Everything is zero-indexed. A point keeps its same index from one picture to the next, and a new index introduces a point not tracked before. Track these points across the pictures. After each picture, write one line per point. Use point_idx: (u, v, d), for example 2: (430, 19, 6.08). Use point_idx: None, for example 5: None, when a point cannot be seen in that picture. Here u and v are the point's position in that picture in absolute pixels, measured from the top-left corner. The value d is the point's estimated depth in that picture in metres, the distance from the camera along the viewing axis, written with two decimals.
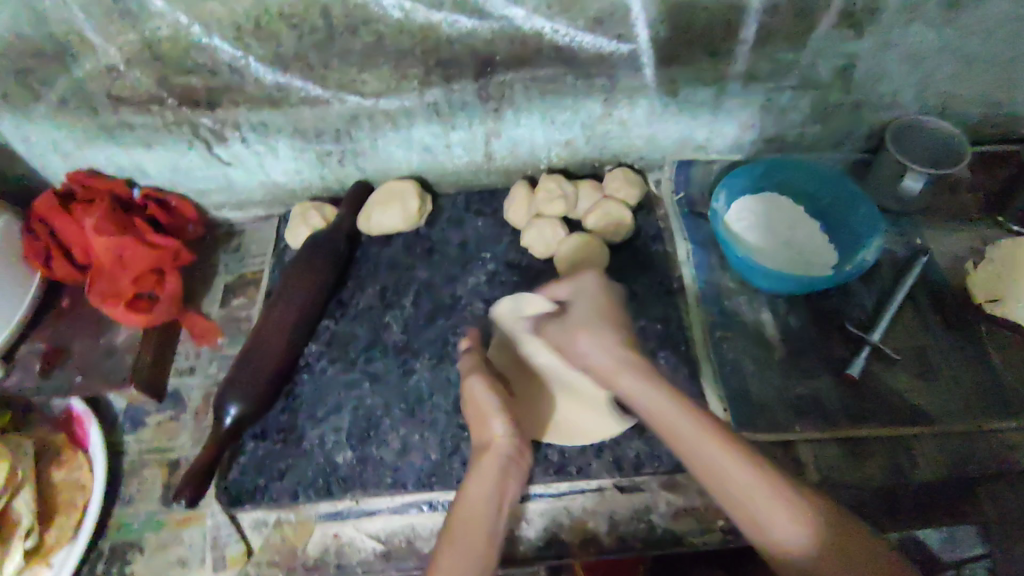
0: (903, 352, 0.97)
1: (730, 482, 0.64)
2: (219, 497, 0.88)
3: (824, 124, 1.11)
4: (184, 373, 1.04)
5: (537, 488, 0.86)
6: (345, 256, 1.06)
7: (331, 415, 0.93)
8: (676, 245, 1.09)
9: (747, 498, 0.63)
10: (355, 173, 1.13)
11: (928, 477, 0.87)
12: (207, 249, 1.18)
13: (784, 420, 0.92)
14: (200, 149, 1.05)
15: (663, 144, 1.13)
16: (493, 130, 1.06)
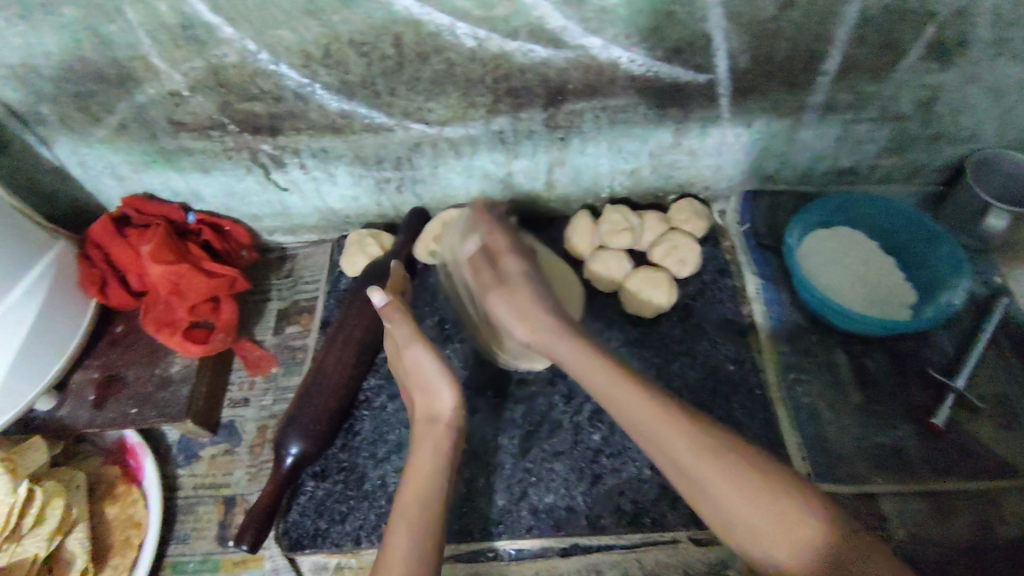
0: (988, 401, 0.93)
1: (700, 472, 0.65)
2: (279, 541, 0.85)
3: (900, 157, 1.07)
4: (238, 404, 1.02)
5: (608, 539, 0.84)
6: (404, 287, 1.02)
7: (393, 455, 0.90)
8: (744, 280, 1.05)
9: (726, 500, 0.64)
10: (412, 199, 1.10)
11: (1018, 534, 0.83)
12: (259, 274, 1.16)
13: (864, 472, 0.88)
14: (258, 174, 1.02)
15: (731, 174, 1.09)
16: (558, 159, 1.03)
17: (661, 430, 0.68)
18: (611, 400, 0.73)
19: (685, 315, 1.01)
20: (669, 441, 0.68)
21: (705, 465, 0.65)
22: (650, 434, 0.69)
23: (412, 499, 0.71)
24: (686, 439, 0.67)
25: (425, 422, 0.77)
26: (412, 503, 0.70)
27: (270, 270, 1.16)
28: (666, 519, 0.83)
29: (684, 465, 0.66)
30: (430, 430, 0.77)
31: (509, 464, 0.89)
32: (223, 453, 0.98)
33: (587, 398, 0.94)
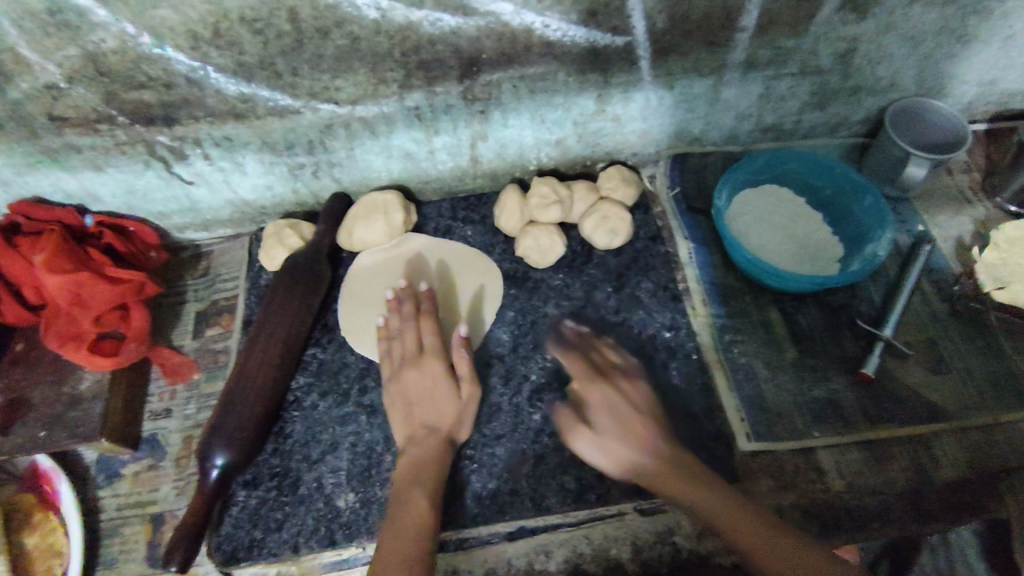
0: (915, 346, 0.95)
1: (801, 569, 0.65)
2: (212, 556, 0.81)
3: (821, 110, 1.07)
4: (159, 416, 0.96)
5: (554, 519, 0.83)
6: (328, 278, 0.98)
7: (328, 455, 0.87)
8: (677, 245, 1.04)
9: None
10: (331, 185, 1.04)
11: (951, 476, 0.85)
12: (173, 275, 1.09)
13: (802, 427, 0.89)
14: (158, 169, 0.95)
15: (657, 137, 1.07)
16: (479, 133, 0.99)
17: (759, 534, 0.68)
18: (690, 506, 0.72)
19: (619, 286, 1.00)
20: (765, 542, 0.68)
21: (824, 560, 0.65)
22: (745, 535, 0.68)
23: (409, 529, 0.72)
24: (782, 539, 0.68)
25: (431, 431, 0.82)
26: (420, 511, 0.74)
27: (185, 270, 1.09)
28: (610, 494, 0.83)
29: (785, 563, 0.66)
30: (434, 440, 0.81)
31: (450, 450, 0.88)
32: (146, 469, 0.93)
33: (526, 378, 0.92)
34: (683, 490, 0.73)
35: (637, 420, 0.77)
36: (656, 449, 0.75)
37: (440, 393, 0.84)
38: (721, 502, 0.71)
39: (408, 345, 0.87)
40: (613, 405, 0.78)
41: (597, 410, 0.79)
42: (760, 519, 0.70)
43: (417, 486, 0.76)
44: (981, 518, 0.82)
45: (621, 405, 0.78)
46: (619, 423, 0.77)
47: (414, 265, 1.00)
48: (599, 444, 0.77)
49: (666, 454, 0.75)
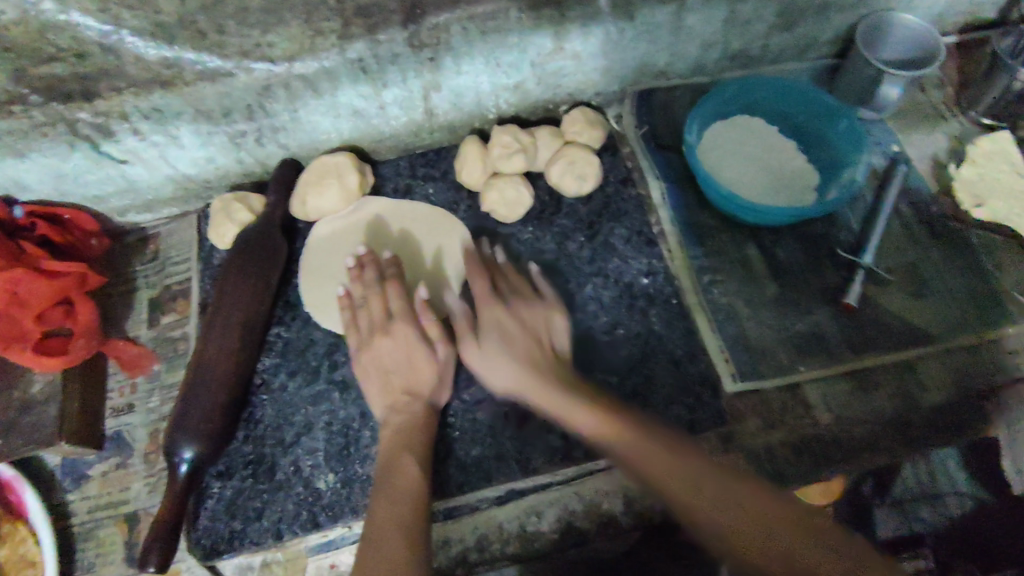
0: (896, 271, 0.93)
1: (752, 530, 0.65)
2: (192, 551, 0.78)
3: (789, 31, 1.02)
4: (122, 411, 0.92)
5: (543, 478, 0.81)
6: (285, 252, 0.92)
7: (303, 437, 0.83)
8: (648, 187, 1.00)
9: (775, 554, 0.63)
10: (278, 151, 0.97)
11: (938, 399, 0.85)
12: (120, 263, 1.03)
13: (788, 362, 0.87)
14: (85, 149, 0.87)
15: (621, 73, 1.01)
16: (431, 83, 0.92)
17: (719, 499, 0.68)
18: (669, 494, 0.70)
19: (592, 234, 0.96)
20: (725, 514, 0.67)
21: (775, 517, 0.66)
22: (707, 505, 0.68)
23: (401, 504, 0.69)
24: (723, 498, 0.68)
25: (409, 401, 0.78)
26: (409, 486, 0.70)
27: (133, 256, 1.03)
28: (598, 449, 0.81)
29: (739, 529, 0.65)
30: (413, 410, 0.78)
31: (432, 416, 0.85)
32: (114, 468, 0.89)
33: None
34: (646, 449, 0.73)
35: (535, 328, 0.84)
36: (626, 425, 0.75)
37: (416, 360, 0.80)
38: (684, 474, 0.70)
39: (374, 312, 0.83)
40: (501, 327, 0.83)
41: (519, 333, 0.82)
42: (723, 491, 0.68)
43: (407, 455, 0.73)
44: (969, 437, 0.83)
45: (514, 314, 0.84)
46: (505, 333, 0.82)
47: (376, 229, 0.95)
48: (488, 361, 0.81)
49: (615, 422, 0.75)
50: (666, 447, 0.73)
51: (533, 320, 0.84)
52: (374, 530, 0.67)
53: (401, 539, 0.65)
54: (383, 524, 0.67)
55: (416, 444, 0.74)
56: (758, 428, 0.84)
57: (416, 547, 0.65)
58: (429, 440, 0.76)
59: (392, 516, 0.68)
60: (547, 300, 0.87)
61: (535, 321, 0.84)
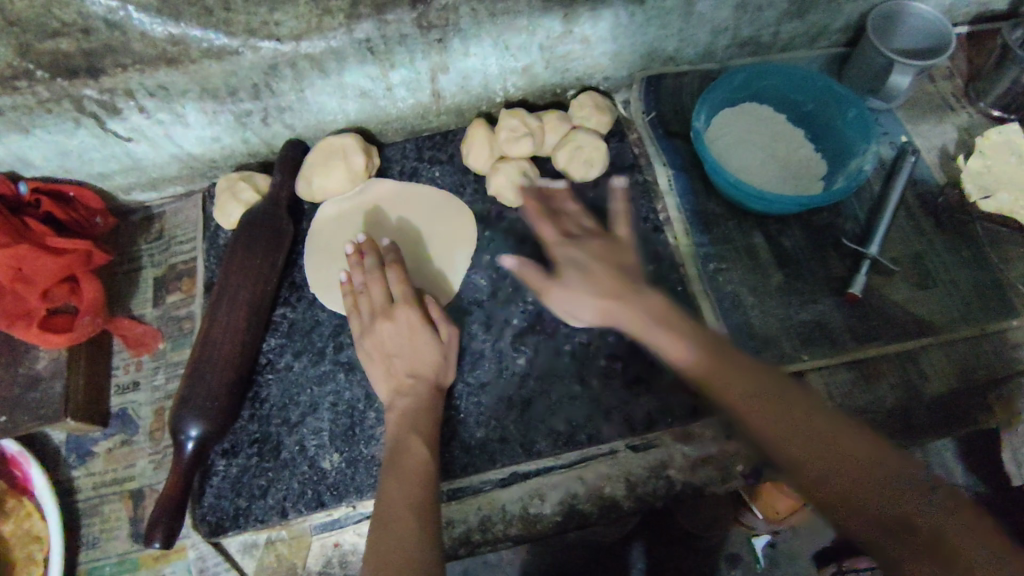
0: (901, 262, 0.93)
1: (847, 473, 0.60)
2: (198, 528, 0.79)
3: (800, 18, 1.01)
4: (127, 389, 0.93)
5: (547, 462, 0.82)
6: (291, 233, 0.92)
7: (308, 417, 0.83)
8: (655, 174, 1.00)
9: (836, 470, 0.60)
10: (284, 131, 0.97)
11: (939, 390, 0.86)
12: (126, 241, 1.03)
13: (791, 351, 0.88)
14: (91, 126, 0.87)
15: (630, 59, 1.01)
16: (439, 64, 0.92)
17: (797, 428, 0.64)
18: (722, 402, 0.68)
19: (598, 220, 0.96)
20: (829, 466, 0.60)
21: (821, 440, 0.62)
22: (791, 449, 0.62)
23: (411, 484, 0.69)
24: (796, 426, 0.64)
25: (414, 383, 0.78)
26: (415, 464, 0.71)
27: (139, 235, 1.03)
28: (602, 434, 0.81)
29: (832, 454, 0.61)
30: (418, 391, 0.78)
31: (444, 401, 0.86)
32: (120, 445, 0.90)
33: (507, 322, 0.89)
34: (734, 389, 0.68)
35: (612, 259, 0.80)
36: (729, 360, 0.70)
37: (419, 343, 0.80)
38: (775, 417, 0.65)
39: (375, 297, 0.82)
40: (578, 265, 0.80)
41: (599, 297, 0.78)
42: (809, 430, 0.63)
43: (414, 437, 0.73)
44: (969, 428, 0.84)
45: (589, 251, 0.80)
46: (584, 273, 0.79)
47: (380, 213, 0.95)
48: (575, 296, 0.79)
49: (754, 377, 0.68)
50: (767, 406, 0.65)
51: (608, 254, 0.81)
52: (384, 507, 0.67)
53: (415, 518, 0.66)
54: (393, 497, 0.68)
55: (422, 425, 0.75)
56: None
57: (430, 527, 0.66)
58: (435, 420, 0.77)
59: (402, 491, 0.68)
60: (621, 239, 0.83)
61: (610, 263, 0.80)
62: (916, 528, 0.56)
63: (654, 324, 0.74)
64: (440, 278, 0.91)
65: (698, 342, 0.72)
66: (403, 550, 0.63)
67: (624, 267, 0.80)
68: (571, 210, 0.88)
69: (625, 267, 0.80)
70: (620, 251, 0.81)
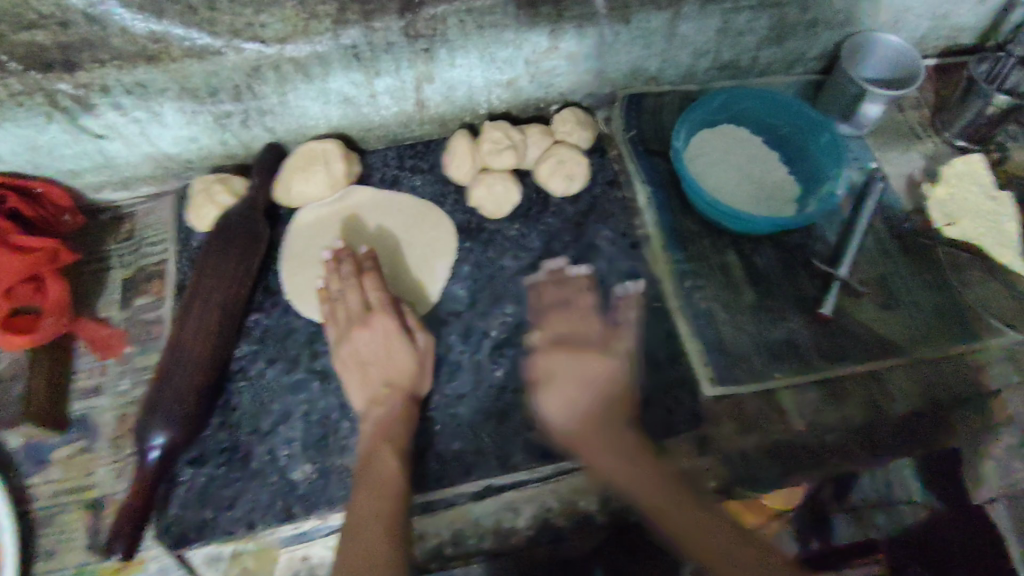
0: (868, 284, 0.96)
1: (723, 553, 0.71)
2: (161, 539, 0.77)
3: (777, 45, 1.04)
4: (90, 393, 0.89)
5: (521, 476, 0.80)
6: (267, 238, 0.91)
7: (279, 426, 0.82)
8: (634, 190, 1.01)
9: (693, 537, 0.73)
10: (264, 134, 0.96)
11: (906, 411, 0.87)
12: (93, 240, 0.99)
13: (763, 368, 0.89)
14: (64, 122, 0.84)
15: (613, 77, 1.02)
16: (425, 74, 0.92)
17: (704, 526, 0.73)
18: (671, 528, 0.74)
19: (579, 234, 0.97)
20: (684, 519, 0.74)
21: (699, 523, 0.74)
22: (649, 503, 0.75)
23: (379, 496, 0.68)
24: (637, 470, 0.77)
25: (391, 392, 0.77)
26: (389, 478, 0.70)
27: (107, 235, 1.00)
28: None
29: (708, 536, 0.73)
30: (395, 401, 0.77)
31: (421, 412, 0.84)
32: (81, 452, 0.87)
33: (485, 333, 0.89)
34: (602, 456, 0.77)
35: (591, 376, 0.82)
36: (602, 431, 0.79)
37: (396, 352, 0.79)
38: (690, 516, 0.74)
39: (352, 305, 0.81)
40: (561, 368, 0.83)
41: (568, 380, 0.82)
42: (702, 519, 0.74)
43: (388, 447, 0.72)
44: (929, 449, 0.87)
45: (583, 366, 0.82)
46: (579, 376, 0.82)
47: (360, 220, 0.94)
48: (558, 406, 0.81)
49: (608, 439, 0.78)
50: (633, 455, 0.77)
51: (566, 324, 0.86)
52: (357, 524, 0.67)
53: (384, 534, 0.65)
54: (363, 512, 0.67)
55: (396, 438, 0.74)
56: (733, 432, 0.85)
57: (397, 543, 0.65)
58: (411, 431, 0.76)
59: (374, 505, 0.68)
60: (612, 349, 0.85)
61: (589, 375, 0.82)
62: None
63: (587, 424, 0.79)
64: (419, 286, 0.91)
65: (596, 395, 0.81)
66: (371, 570, 0.63)
67: (595, 362, 0.83)
68: (564, 291, 0.89)
69: (610, 381, 0.82)
70: (607, 360, 0.83)
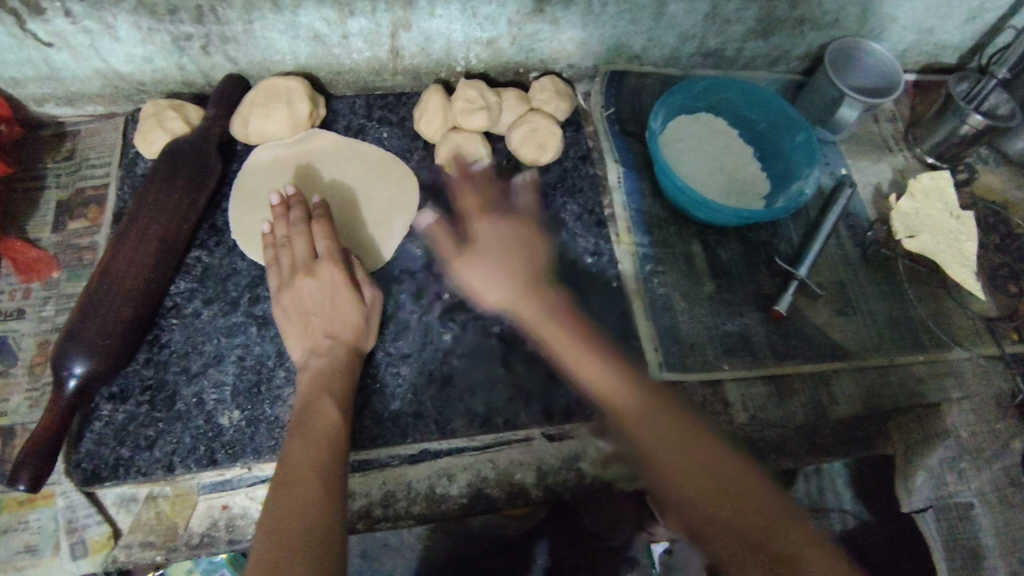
0: (826, 287, 0.97)
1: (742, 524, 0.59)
2: (70, 476, 0.73)
3: (763, 38, 1.03)
4: (10, 317, 0.84)
5: (460, 442, 0.80)
6: (218, 174, 0.86)
7: (210, 368, 0.78)
8: (606, 168, 0.99)
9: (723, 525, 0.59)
10: (225, 64, 0.90)
11: (846, 414, 0.89)
12: (30, 156, 0.93)
13: (713, 359, 0.89)
14: (4, 21, 0.78)
15: (596, 50, 1.00)
16: (402, 20, 0.88)
17: (713, 468, 0.63)
18: (655, 463, 0.65)
19: (544, 205, 0.94)
20: (733, 506, 0.60)
21: (729, 487, 0.61)
22: (691, 485, 0.62)
23: (317, 446, 0.65)
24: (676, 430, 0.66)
25: (332, 344, 0.74)
26: (327, 426, 0.67)
27: (45, 152, 0.93)
28: (519, 419, 0.80)
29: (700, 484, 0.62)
30: (336, 353, 0.74)
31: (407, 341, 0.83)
32: None
33: (438, 296, 0.86)
34: (635, 426, 0.68)
35: (517, 241, 0.83)
36: (657, 413, 0.68)
37: (341, 305, 0.75)
38: (693, 481, 0.62)
39: (297, 252, 0.77)
40: (496, 241, 0.82)
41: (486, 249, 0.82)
42: (685, 445, 0.64)
43: (325, 397, 0.69)
44: (865, 451, 0.88)
45: (498, 231, 0.83)
46: (498, 247, 0.82)
47: (318, 167, 0.90)
48: (481, 274, 0.81)
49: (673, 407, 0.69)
50: (684, 432, 0.66)
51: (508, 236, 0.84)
52: (287, 468, 0.63)
53: (319, 484, 0.61)
54: (297, 457, 0.64)
55: (334, 389, 0.71)
56: None
57: (335, 495, 0.62)
58: (351, 384, 0.73)
59: (310, 451, 0.64)
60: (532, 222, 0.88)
61: (511, 248, 0.82)
62: (770, 548, 0.57)
63: (574, 342, 0.75)
64: (371, 243, 0.87)
65: (621, 366, 0.73)
66: (301, 517, 0.58)
67: (519, 251, 0.83)
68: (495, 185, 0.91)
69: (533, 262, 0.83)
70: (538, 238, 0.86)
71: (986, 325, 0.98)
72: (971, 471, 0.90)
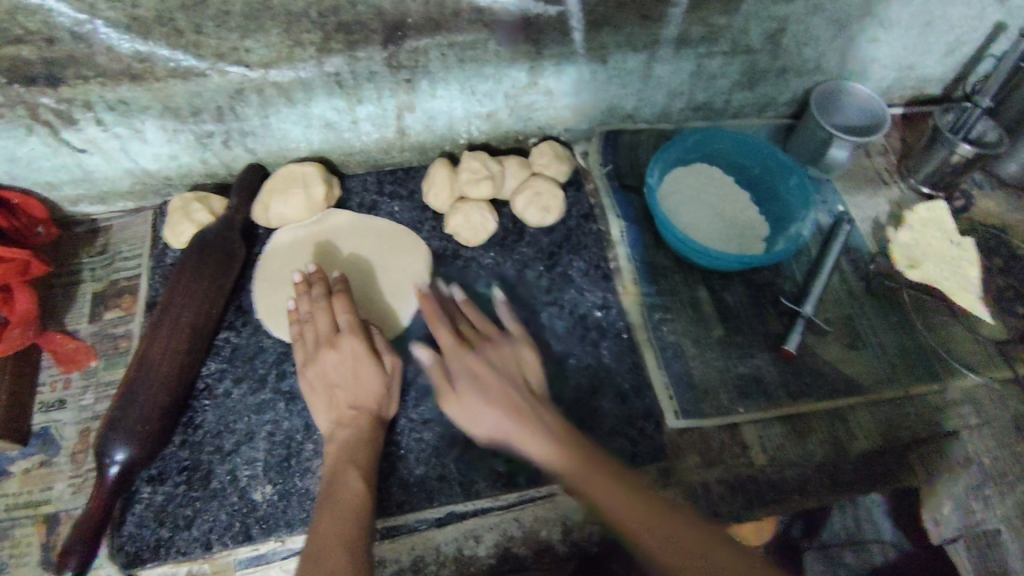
0: (833, 323, 0.99)
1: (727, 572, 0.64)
2: (113, 559, 0.75)
3: (749, 89, 1.08)
4: (52, 408, 0.88)
5: (484, 503, 0.81)
6: (242, 258, 0.91)
7: (242, 446, 0.81)
8: (609, 224, 1.03)
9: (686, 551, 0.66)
10: (245, 155, 0.97)
11: (866, 448, 0.89)
12: (66, 253, 0.99)
13: (728, 403, 0.91)
14: (43, 135, 0.85)
15: (590, 113, 1.05)
16: (406, 103, 0.94)
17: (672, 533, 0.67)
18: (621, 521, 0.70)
19: (551, 264, 0.99)
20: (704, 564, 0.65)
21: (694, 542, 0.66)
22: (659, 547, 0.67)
23: (344, 514, 0.68)
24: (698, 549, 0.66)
25: (357, 415, 0.77)
26: (356, 493, 0.70)
27: (81, 248, 1.00)
28: (541, 475, 0.83)
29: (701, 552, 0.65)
30: (362, 424, 0.77)
31: (440, 393, 0.87)
32: (39, 466, 0.85)
33: None
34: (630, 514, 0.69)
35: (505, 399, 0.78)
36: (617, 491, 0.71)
37: (364, 375, 0.79)
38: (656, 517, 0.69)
39: (321, 328, 0.81)
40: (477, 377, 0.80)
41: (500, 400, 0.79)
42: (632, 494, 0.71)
43: (351, 468, 0.72)
44: (890, 486, 0.88)
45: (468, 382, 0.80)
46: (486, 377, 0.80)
47: (336, 244, 0.95)
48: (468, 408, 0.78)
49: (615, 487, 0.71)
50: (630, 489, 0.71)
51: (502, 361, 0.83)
52: (316, 536, 0.66)
53: (345, 550, 0.64)
54: (326, 523, 0.67)
55: (363, 460, 0.74)
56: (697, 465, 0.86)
57: (361, 560, 0.64)
58: (376, 455, 0.76)
59: (341, 519, 0.67)
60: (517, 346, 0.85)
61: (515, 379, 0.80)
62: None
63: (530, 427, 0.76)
64: (389, 312, 0.91)
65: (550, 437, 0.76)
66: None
67: (519, 381, 0.81)
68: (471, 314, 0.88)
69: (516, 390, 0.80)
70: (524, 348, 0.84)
71: (997, 349, 0.99)
72: (995, 497, 0.89)
